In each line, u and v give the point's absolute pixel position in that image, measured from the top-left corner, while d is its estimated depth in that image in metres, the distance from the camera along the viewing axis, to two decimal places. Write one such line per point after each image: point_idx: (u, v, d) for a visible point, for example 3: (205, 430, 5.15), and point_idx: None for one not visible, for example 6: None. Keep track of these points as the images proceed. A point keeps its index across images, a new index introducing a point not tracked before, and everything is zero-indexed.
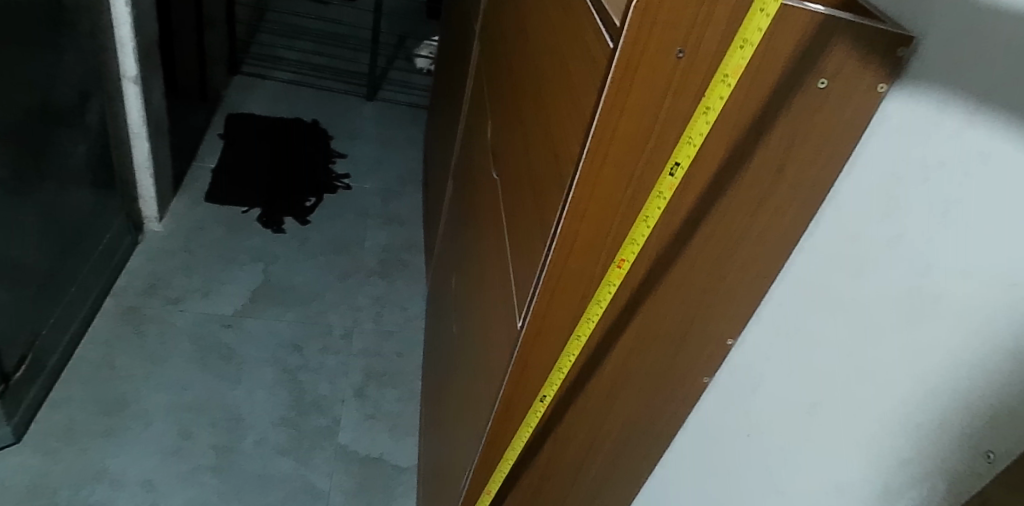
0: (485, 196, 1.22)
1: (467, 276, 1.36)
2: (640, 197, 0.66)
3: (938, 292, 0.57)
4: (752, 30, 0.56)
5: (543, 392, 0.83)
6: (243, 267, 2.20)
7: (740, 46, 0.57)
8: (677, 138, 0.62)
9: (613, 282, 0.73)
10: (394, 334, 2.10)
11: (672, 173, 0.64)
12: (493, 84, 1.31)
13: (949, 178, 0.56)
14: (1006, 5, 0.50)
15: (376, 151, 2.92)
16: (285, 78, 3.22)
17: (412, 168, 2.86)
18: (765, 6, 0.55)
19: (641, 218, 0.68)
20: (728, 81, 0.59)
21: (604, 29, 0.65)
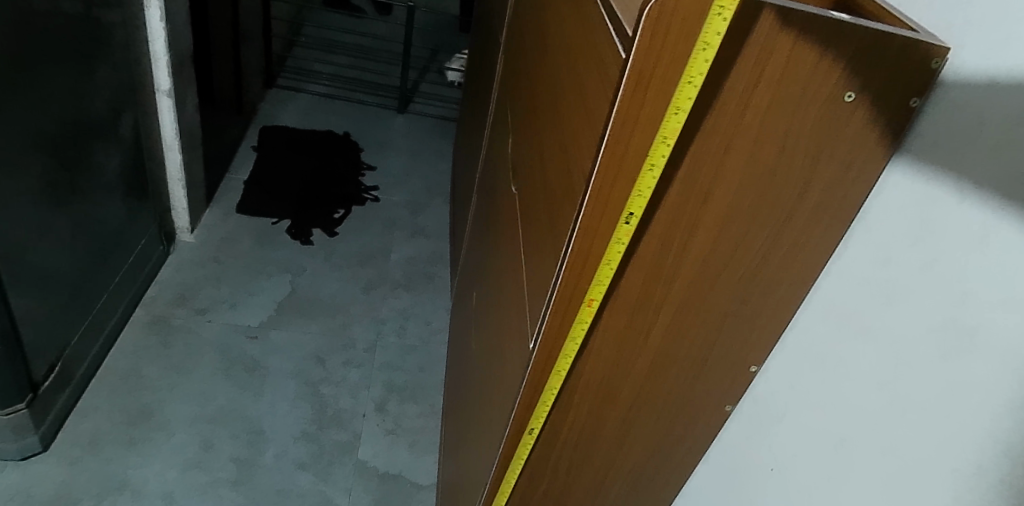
0: (505, 211, 1.20)
1: (487, 289, 1.33)
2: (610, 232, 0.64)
3: (974, 326, 0.53)
4: (680, 100, 0.55)
5: (531, 425, 0.83)
6: (270, 278, 2.22)
7: (673, 113, 0.56)
8: (628, 194, 0.61)
9: (586, 320, 0.72)
10: (417, 348, 2.09)
11: (627, 221, 0.63)
12: (515, 95, 1.30)
13: (986, 200, 0.52)
14: None
15: (405, 163, 2.93)
16: (318, 91, 3.27)
17: (440, 181, 2.86)
18: (692, 79, 0.54)
19: (605, 260, 0.66)
20: (668, 142, 0.58)
21: (616, 38, 0.63)
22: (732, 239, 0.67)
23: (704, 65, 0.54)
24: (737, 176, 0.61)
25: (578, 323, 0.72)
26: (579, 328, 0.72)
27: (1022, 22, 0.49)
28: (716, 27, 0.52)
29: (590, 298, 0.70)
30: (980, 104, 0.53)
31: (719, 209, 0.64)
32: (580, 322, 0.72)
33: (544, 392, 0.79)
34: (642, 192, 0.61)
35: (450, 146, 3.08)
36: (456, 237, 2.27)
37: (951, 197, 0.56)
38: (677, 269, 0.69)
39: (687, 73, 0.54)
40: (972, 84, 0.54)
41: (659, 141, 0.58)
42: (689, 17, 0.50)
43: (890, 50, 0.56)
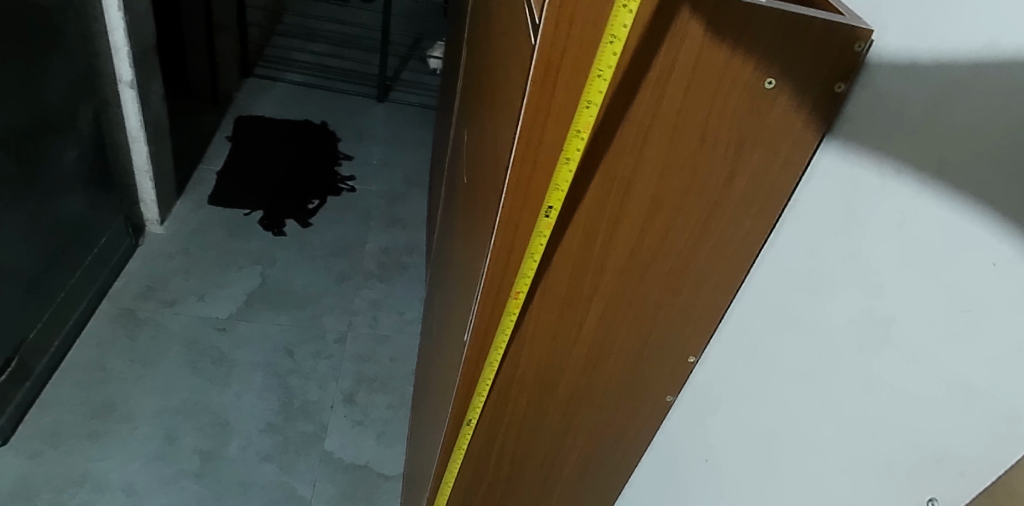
0: (461, 199, 1.18)
1: (448, 277, 1.32)
2: (527, 225, 0.63)
3: (890, 317, 0.52)
4: (591, 92, 0.54)
5: (467, 418, 0.81)
6: (241, 270, 2.19)
7: (584, 105, 0.55)
8: (546, 187, 0.60)
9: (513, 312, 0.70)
10: (388, 338, 2.08)
11: (547, 214, 0.62)
12: (472, 81, 1.27)
13: (903, 189, 0.51)
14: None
15: (382, 152, 2.89)
16: (295, 80, 3.21)
17: (418, 170, 2.82)
18: (602, 73, 0.53)
19: (527, 251, 0.65)
20: (581, 134, 0.57)
21: (530, 16, 0.62)
22: (658, 229, 0.66)
23: (612, 58, 0.52)
24: (658, 165, 0.61)
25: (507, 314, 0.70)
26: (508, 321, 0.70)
27: (941, 7, 0.47)
28: (623, 18, 0.50)
29: (517, 291, 0.69)
30: (901, 90, 0.52)
31: (643, 200, 0.64)
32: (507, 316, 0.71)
33: (478, 385, 0.78)
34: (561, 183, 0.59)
35: (429, 135, 3.04)
36: (430, 227, 2.25)
37: (871, 185, 0.54)
38: (604, 259, 0.69)
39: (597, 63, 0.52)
40: (895, 65, 0.53)
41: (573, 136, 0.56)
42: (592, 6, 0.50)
43: (809, 35, 0.54)
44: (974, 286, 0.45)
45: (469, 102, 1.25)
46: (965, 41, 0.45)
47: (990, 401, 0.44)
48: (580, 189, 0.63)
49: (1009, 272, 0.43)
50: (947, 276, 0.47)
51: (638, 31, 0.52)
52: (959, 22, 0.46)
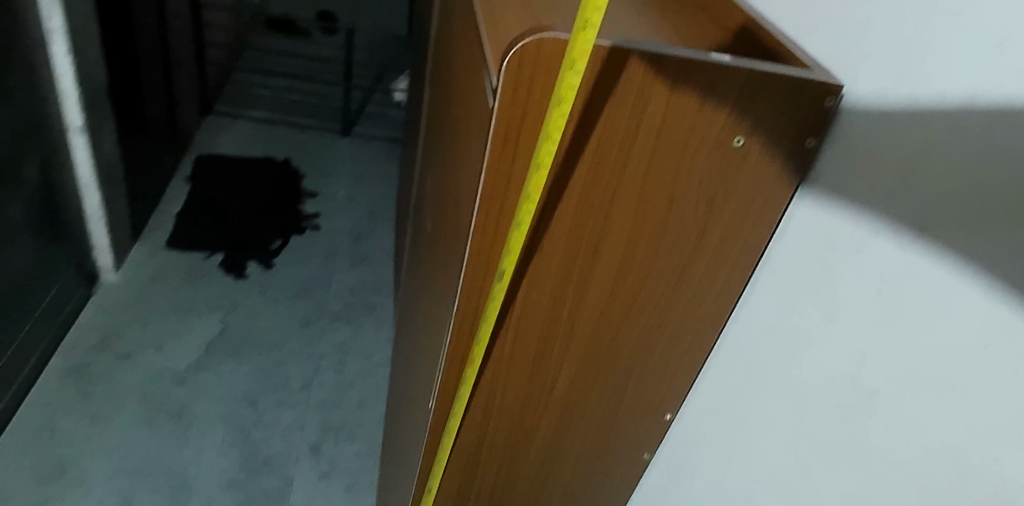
0: (426, 244, 1.12)
1: (416, 322, 1.26)
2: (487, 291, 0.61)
3: (875, 388, 0.49)
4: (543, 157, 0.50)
5: (428, 486, 0.77)
6: (200, 317, 2.11)
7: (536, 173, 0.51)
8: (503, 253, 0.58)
9: (472, 379, 0.66)
10: (355, 383, 2.00)
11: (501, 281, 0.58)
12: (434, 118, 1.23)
13: (882, 252, 0.48)
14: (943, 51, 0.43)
15: (347, 188, 2.81)
16: (258, 116, 3.11)
17: (385, 205, 2.75)
18: (551, 135, 0.49)
19: (483, 319, 0.61)
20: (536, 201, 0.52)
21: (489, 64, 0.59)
22: (628, 291, 0.64)
23: (563, 121, 0.48)
24: (626, 226, 0.58)
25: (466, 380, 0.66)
26: (467, 390, 0.66)
27: (921, 57, 0.45)
28: (572, 81, 0.46)
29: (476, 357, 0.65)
30: (874, 149, 0.49)
31: (611, 261, 0.61)
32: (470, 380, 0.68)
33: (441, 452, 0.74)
34: (516, 251, 0.56)
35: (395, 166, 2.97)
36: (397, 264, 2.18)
37: (849, 246, 0.51)
38: (574, 322, 0.66)
39: (547, 129, 0.49)
40: (867, 117, 0.50)
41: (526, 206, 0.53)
42: (548, 74, 0.48)
43: (779, 91, 0.52)
44: (961, 361, 0.42)
45: (433, 141, 1.20)
46: (946, 96, 0.43)
47: (983, 488, 0.41)
48: (545, 255, 0.60)
49: (997, 348, 0.40)
50: (930, 348, 0.44)
51: (597, 100, 0.50)
52: (941, 75, 0.43)
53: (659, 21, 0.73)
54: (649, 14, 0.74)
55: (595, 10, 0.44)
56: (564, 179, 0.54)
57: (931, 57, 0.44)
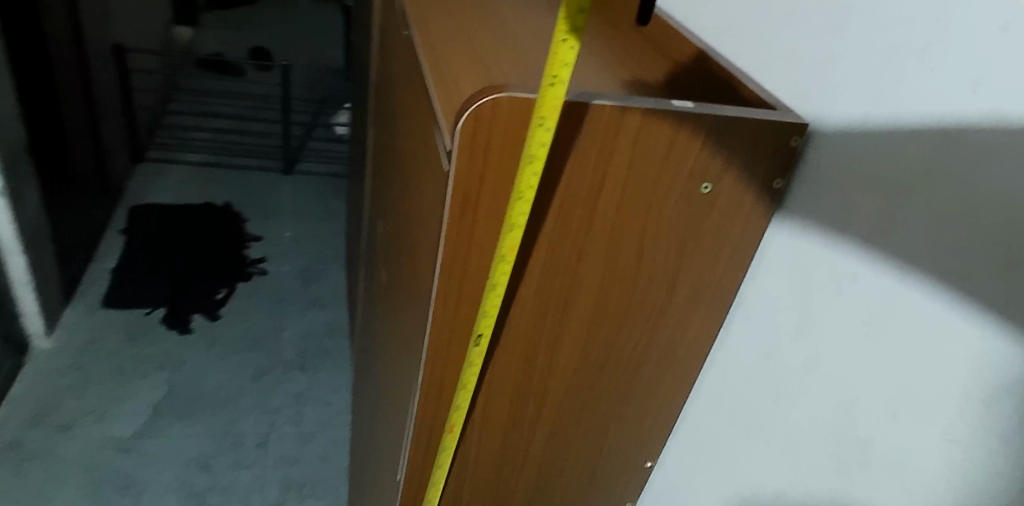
0: (387, 288, 0.96)
1: (377, 366, 1.07)
2: (454, 359, 0.57)
3: (867, 437, 0.46)
4: (516, 216, 0.46)
5: None
6: (145, 377, 1.91)
7: (509, 233, 0.47)
8: (469, 319, 0.54)
9: (450, 447, 0.62)
10: (315, 436, 1.83)
11: (477, 345, 0.55)
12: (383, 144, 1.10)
13: (863, 295, 0.46)
14: (919, 93, 0.41)
15: (293, 223, 2.54)
16: (194, 160, 2.77)
17: (337, 240, 2.49)
18: (523, 194, 0.45)
19: (460, 386, 0.57)
20: (509, 260, 0.49)
21: (437, 118, 0.56)
22: (601, 345, 0.61)
23: (532, 179, 0.45)
24: (596, 280, 0.55)
25: (442, 451, 0.62)
26: (446, 459, 0.62)
27: (897, 99, 0.43)
28: (541, 137, 0.43)
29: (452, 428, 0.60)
30: (847, 187, 0.47)
31: (583, 316, 0.58)
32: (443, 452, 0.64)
33: None
34: (491, 315, 0.52)
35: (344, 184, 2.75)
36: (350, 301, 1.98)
37: (828, 288, 0.49)
38: (547, 382, 0.62)
39: (518, 189, 0.46)
40: (837, 153, 0.48)
41: (500, 271, 0.49)
42: (508, 135, 0.45)
43: (744, 135, 0.50)
44: (961, 411, 0.40)
45: (382, 175, 1.10)
46: (926, 131, 0.41)
47: None
48: (513, 315, 0.56)
49: (997, 401, 0.38)
50: (921, 400, 0.42)
51: (560, 155, 0.47)
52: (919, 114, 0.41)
53: (609, 58, 0.70)
54: (598, 52, 0.72)
55: (562, 65, 0.42)
56: (528, 239, 0.51)
57: (905, 96, 0.42)
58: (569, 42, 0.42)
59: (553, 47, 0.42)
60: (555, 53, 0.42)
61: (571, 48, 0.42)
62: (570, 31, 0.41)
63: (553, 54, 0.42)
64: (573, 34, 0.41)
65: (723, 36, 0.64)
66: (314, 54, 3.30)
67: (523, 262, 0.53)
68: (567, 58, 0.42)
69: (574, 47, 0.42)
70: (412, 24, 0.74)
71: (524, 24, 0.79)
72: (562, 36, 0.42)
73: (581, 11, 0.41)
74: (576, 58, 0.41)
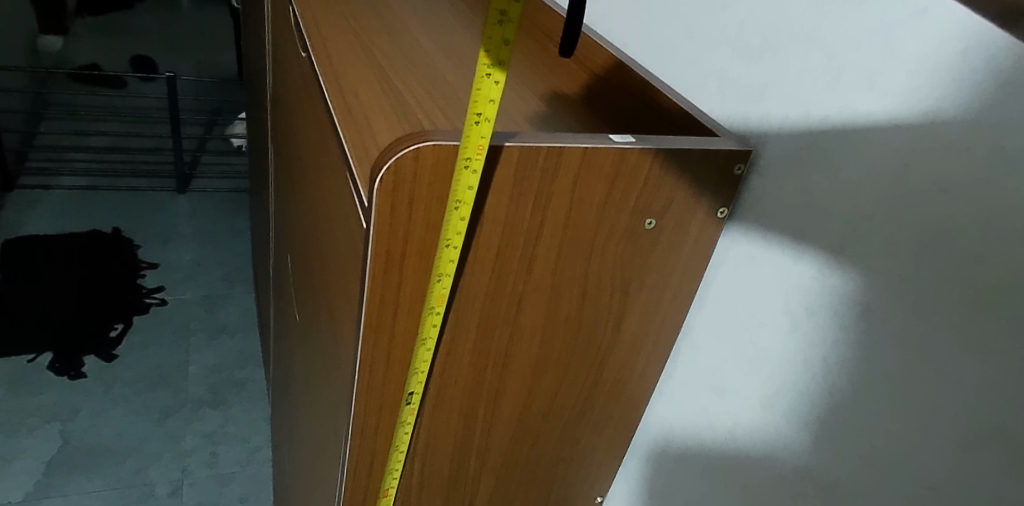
0: (309, 328, 0.80)
1: (302, 414, 0.91)
2: (384, 427, 0.50)
3: (830, 481, 0.44)
4: (443, 267, 0.42)
5: None
6: (32, 434, 1.61)
7: (437, 283, 0.42)
8: (398, 385, 0.48)
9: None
10: (234, 476, 1.59)
11: (409, 400, 0.49)
12: (289, 154, 0.95)
13: (821, 331, 0.44)
14: (876, 102, 0.39)
15: (191, 239, 2.30)
16: (77, 183, 2.44)
17: (244, 256, 2.25)
18: (451, 241, 0.41)
19: (393, 447, 0.52)
20: (438, 311, 0.44)
21: (344, 149, 0.49)
22: (545, 391, 0.56)
23: (460, 225, 0.40)
24: (536, 327, 0.51)
25: None
26: None
27: (850, 107, 0.40)
28: (467, 181, 0.38)
29: (386, 490, 0.55)
30: (797, 216, 0.45)
31: (524, 364, 0.53)
32: None
33: None
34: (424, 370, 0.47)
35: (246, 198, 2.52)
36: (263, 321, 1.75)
37: (783, 323, 0.47)
38: (489, 435, 0.57)
39: (447, 239, 0.41)
40: (785, 181, 0.45)
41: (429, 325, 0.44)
42: (431, 183, 0.39)
43: (688, 165, 0.46)
44: (932, 458, 0.37)
45: (291, 193, 0.95)
46: (884, 150, 0.38)
47: None
48: (448, 373, 0.51)
49: (972, 449, 0.35)
50: (887, 444, 0.40)
51: (492, 202, 0.42)
52: (876, 125, 0.39)
53: (523, 75, 0.64)
54: (516, 68, 0.66)
55: (486, 103, 0.36)
56: (461, 293, 0.46)
57: (860, 107, 0.40)
58: (493, 77, 0.36)
59: (475, 82, 0.36)
60: (478, 89, 0.36)
61: (496, 83, 0.36)
62: (495, 64, 0.36)
63: (476, 91, 0.36)
64: (497, 68, 0.35)
65: (651, 50, 0.58)
66: (203, 62, 3.06)
67: (457, 318, 0.47)
68: (492, 95, 0.36)
69: (499, 83, 0.36)
70: (309, 46, 0.66)
71: (432, 42, 0.73)
72: (485, 70, 0.35)
73: (505, 42, 0.35)
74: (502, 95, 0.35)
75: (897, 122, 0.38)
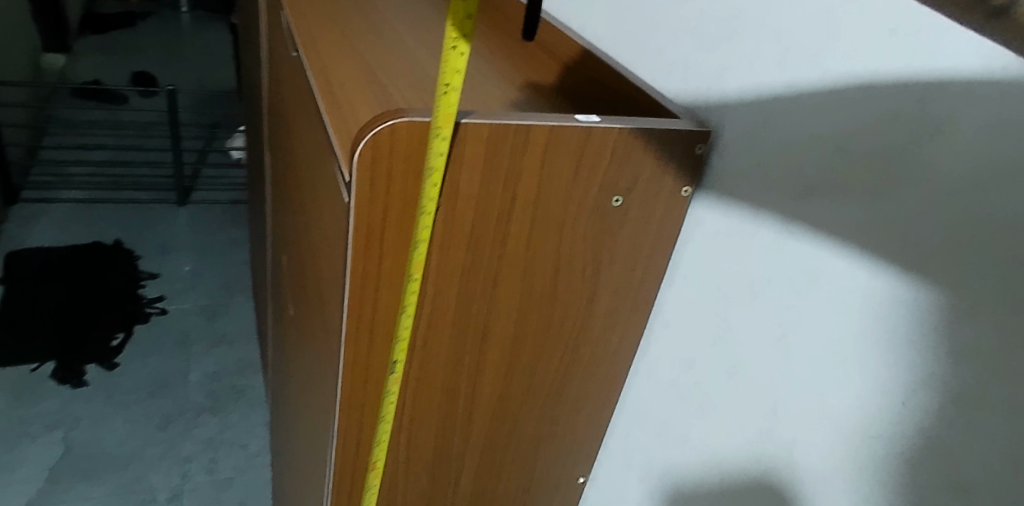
0: (304, 321, 0.83)
1: (299, 407, 0.93)
2: (372, 397, 0.53)
3: (792, 439, 0.47)
4: (421, 235, 0.45)
5: None
6: (34, 442, 1.63)
7: (417, 252, 0.45)
8: (384, 355, 0.51)
9: (375, 484, 0.59)
10: (233, 481, 1.61)
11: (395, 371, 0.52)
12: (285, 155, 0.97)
13: (779, 297, 0.47)
14: (818, 79, 0.42)
15: (191, 249, 2.32)
16: (79, 196, 2.47)
17: (243, 266, 2.28)
18: (427, 208, 0.43)
19: (381, 419, 0.55)
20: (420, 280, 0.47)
21: (332, 135, 0.52)
22: (524, 369, 0.59)
23: (434, 192, 0.43)
24: (514, 303, 0.54)
25: (368, 491, 0.59)
26: (370, 499, 0.59)
27: (794, 86, 0.43)
28: (439, 149, 0.41)
29: (375, 463, 0.57)
30: (754, 191, 0.48)
31: (503, 341, 0.56)
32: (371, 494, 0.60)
33: None
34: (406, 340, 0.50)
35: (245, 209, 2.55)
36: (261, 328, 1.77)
37: (746, 293, 0.50)
38: (473, 411, 0.60)
39: (423, 208, 0.44)
40: (742, 158, 0.48)
41: (410, 294, 0.47)
42: (409, 155, 0.42)
43: (652, 144, 0.49)
44: (878, 407, 0.41)
45: (286, 193, 0.98)
46: (826, 122, 0.42)
47: None
48: (431, 345, 0.53)
49: (913, 397, 0.39)
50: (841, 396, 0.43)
51: (466, 177, 0.45)
52: (817, 100, 0.42)
53: (500, 68, 0.67)
54: (497, 63, 0.69)
55: (454, 72, 0.40)
56: (440, 266, 0.48)
57: (805, 85, 0.43)
58: (458, 48, 0.40)
59: (443, 55, 0.40)
60: (446, 61, 0.40)
61: (461, 54, 0.40)
62: (459, 37, 0.39)
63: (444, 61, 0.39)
64: (462, 40, 0.39)
65: (619, 45, 0.61)
66: (203, 77, 3.10)
67: (437, 291, 0.50)
68: (458, 66, 0.40)
69: (464, 54, 0.40)
70: (301, 47, 0.69)
71: (416, 42, 0.76)
72: (451, 42, 0.39)
73: (468, 16, 0.39)
74: (466, 64, 0.39)
75: (836, 99, 0.41)
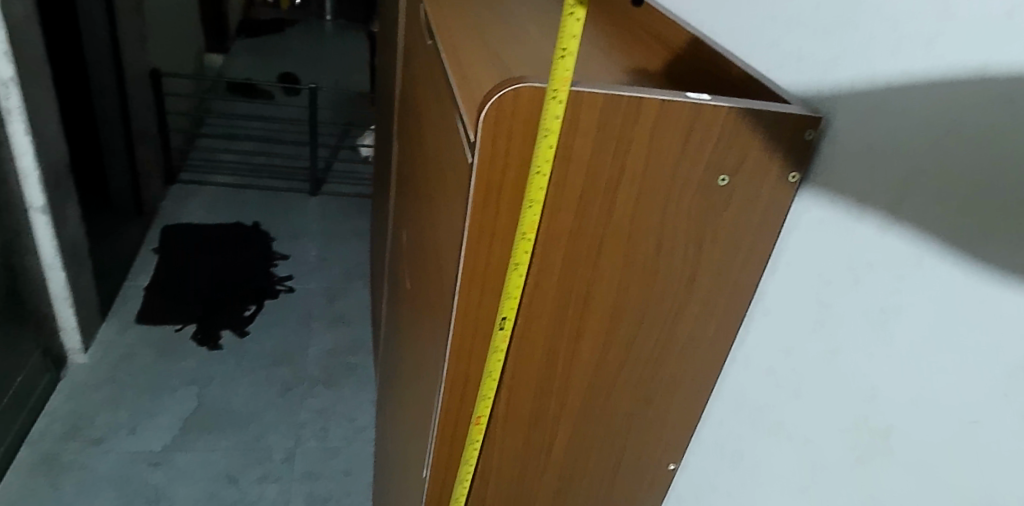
0: (418, 296, 0.90)
1: (406, 379, 1.01)
2: (478, 350, 0.58)
3: (887, 426, 0.47)
4: (534, 192, 0.49)
5: None
6: (174, 393, 1.81)
7: (529, 207, 0.50)
8: (492, 309, 0.55)
9: (475, 434, 0.63)
10: (340, 450, 1.73)
11: (502, 326, 0.57)
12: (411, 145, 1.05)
13: (880, 282, 0.47)
14: (931, 64, 0.42)
15: (319, 235, 2.51)
16: (227, 180, 2.72)
17: (363, 254, 2.43)
18: (541, 167, 0.48)
19: (487, 371, 0.59)
20: (529, 236, 0.52)
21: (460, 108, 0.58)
22: (621, 341, 0.62)
23: (548, 152, 0.48)
24: (615, 273, 0.57)
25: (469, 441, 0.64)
26: (471, 448, 0.64)
27: (907, 71, 0.44)
28: (554, 111, 0.46)
29: (478, 413, 0.62)
30: (863, 177, 0.48)
31: (602, 310, 0.59)
32: (471, 445, 0.65)
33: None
34: (514, 294, 0.55)
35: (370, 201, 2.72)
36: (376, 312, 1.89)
37: (848, 278, 0.50)
38: (569, 377, 0.63)
39: (536, 166, 0.48)
40: (853, 145, 0.49)
41: (520, 250, 0.52)
42: (529, 117, 0.46)
43: (759, 125, 0.51)
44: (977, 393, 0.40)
45: (410, 180, 1.06)
46: (937, 104, 0.42)
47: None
48: (535, 306, 0.57)
49: (1013, 385, 0.38)
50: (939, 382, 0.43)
51: (579, 143, 0.49)
52: (930, 85, 0.42)
53: (615, 55, 0.70)
54: (613, 52, 0.72)
55: (571, 36, 0.47)
56: (548, 230, 0.53)
57: (917, 69, 0.43)
58: (574, 14, 0.47)
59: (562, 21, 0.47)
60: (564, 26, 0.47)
61: (577, 20, 0.47)
62: (576, 5, 0.47)
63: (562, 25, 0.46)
64: (577, 7, 0.46)
65: (734, 36, 0.63)
66: (341, 79, 3.35)
67: (545, 253, 0.54)
68: (574, 29, 0.47)
69: (580, 19, 0.47)
70: (436, 34, 0.76)
71: (538, 34, 0.80)
72: (569, 9, 0.47)
73: None
74: (582, 27, 0.46)
75: (950, 83, 0.41)
